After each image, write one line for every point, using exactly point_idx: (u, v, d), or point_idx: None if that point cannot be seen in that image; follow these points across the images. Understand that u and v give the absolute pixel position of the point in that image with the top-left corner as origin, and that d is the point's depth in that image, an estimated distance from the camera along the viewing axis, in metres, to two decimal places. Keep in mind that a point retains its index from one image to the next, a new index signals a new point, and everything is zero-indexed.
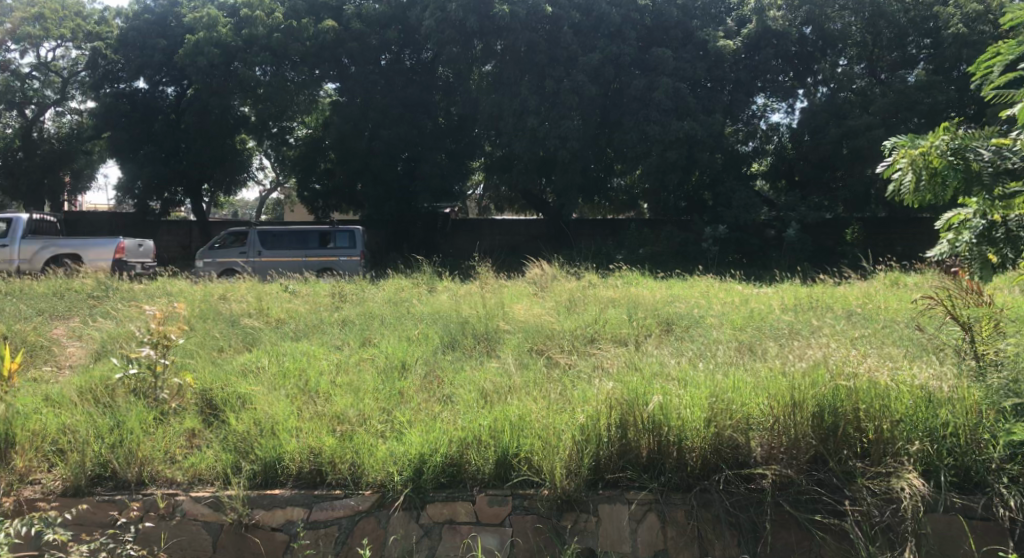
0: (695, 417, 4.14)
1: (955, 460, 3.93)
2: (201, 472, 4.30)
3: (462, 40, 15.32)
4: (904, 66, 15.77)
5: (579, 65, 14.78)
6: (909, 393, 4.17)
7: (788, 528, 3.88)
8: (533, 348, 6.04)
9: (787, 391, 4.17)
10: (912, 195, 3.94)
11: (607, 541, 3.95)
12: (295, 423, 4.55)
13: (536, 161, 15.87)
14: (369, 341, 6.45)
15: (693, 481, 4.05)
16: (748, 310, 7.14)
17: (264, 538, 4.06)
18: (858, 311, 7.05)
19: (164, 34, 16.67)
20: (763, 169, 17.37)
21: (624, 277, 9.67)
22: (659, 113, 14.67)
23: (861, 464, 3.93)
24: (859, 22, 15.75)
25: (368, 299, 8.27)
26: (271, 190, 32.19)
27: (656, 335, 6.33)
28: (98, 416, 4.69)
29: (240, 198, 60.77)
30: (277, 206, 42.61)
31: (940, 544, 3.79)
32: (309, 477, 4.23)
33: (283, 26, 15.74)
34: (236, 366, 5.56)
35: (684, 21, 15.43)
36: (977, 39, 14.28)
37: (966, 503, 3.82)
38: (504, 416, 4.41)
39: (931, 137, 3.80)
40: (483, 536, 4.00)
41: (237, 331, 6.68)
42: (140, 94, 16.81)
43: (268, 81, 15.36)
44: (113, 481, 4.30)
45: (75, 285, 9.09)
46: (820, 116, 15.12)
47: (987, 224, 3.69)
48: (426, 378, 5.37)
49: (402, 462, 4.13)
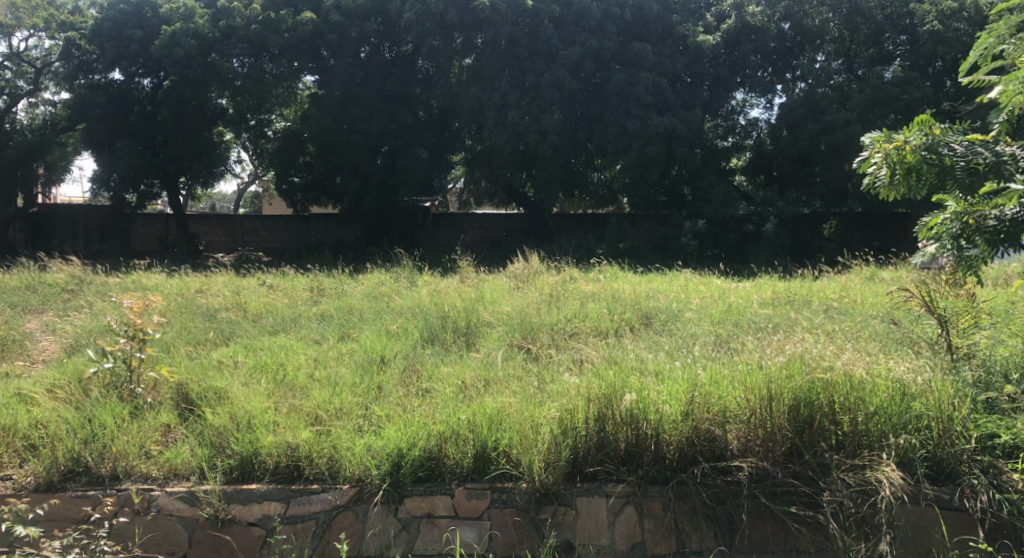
0: (672, 411, 4.17)
1: (929, 451, 4.01)
2: (177, 468, 4.25)
3: (442, 33, 15.31)
4: (881, 62, 15.78)
5: (559, 59, 14.88)
6: (883, 386, 4.22)
7: (764, 520, 3.93)
8: (515, 341, 6.04)
9: (764, 383, 4.20)
10: (887, 188, 4.05)
11: (585, 534, 3.97)
12: (272, 418, 4.50)
13: (516, 156, 15.86)
14: (348, 335, 6.43)
15: (671, 474, 4.07)
16: (725, 304, 7.19)
17: (240, 533, 4.04)
18: (836, 306, 7.10)
19: (141, 25, 16.39)
20: (741, 164, 17.70)
21: (605, 272, 9.64)
22: (638, 107, 14.69)
23: (836, 456, 3.97)
24: (837, 18, 15.73)
25: (347, 293, 8.24)
26: (249, 183, 31.95)
27: (635, 329, 6.40)
28: (71, 412, 4.62)
29: (220, 194, 60.88)
30: (256, 201, 42.39)
31: (914, 535, 3.85)
32: (286, 473, 4.20)
33: (261, 17, 15.55)
34: (211, 361, 5.48)
35: (664, 17, 15.52)
36: (953, 36, 14.44)
37: (938, 494, 3.89)
38: (483, 409, 4.42)
39: (906, 132, 3.95)
40: (461, 530, 3.99)
41: (215, 326, 6.63)
42: (115, 85, 16.44)
43: (245, 74, 15.24)
44: (86, 477, 4.26)
45: (49, 279, 8.93)
46: (799, 112, 15.26)
47: (962, 225, 3.79)
48: (405, 371, 5.37)
49: (381, 457, 4.12)
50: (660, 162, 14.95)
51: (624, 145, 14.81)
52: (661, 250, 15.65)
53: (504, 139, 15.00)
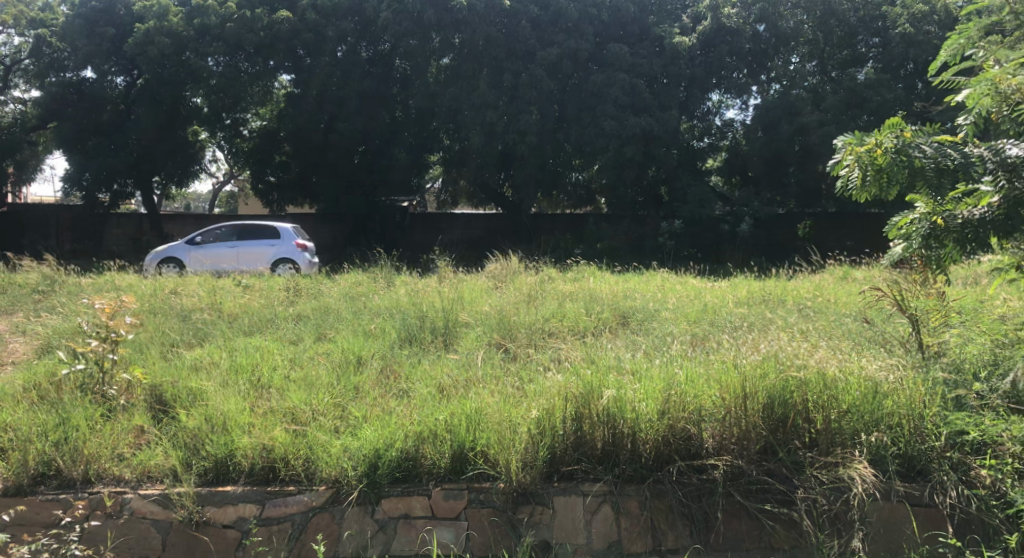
0: (649, 410, 4.20)
1: (901, 448, 4.07)
2: (150, 470, 4.20)
3: (420, 33, 15.27)
4: (853, 64, 16.00)
5: (537, 60, 14.92)
6: (856, 383, 4.29)
7: (739, 518, 3.97)
8: (493, 340, 6.05)
9: (739, 382, 4.24)
10: (859, 190, 4.14)
11: (561, 533, 3.99)
12: (247, 419, 4.45)
13: (494, 156, 15.89)
14: (324, 336, 6.38)
15: (647, 473, 4.10)
16: (701, 304, 7.25)
17: (215, 536, 4.00)
18: (809, 305, 7.18)
19: (113, 22, 16.08)
20: (717, 165, 17.81)
21: (582, 271, 9.73)
22: (616, 108, 14.80)
23: (809, 454, 4.04)
24: (810, 20, 15.90)
25: (324, 293, 8.18)
26: (224, 183, 31.56)
27: (612, 328, 6.45)
28: (42, 414, 4.53)
29: (193, 195, 59.97)
30: (230, 201, 41.87)
31: (885, 530, 3.92)
32: (262, 474, 4.17)
33: (236, 16, 15.32)
34: (186, 362, 5.43)
35: (641, 18, 15.66)
36: (924, 39, 14.69)
37: (910, 491, 3.95)
38: (460, 409, 4.41)
39: (877, 135, 4.00)
40: (438, 530, 3.99)
41: (191, 327, 6.55)
42: (87, 84, 16.17)
43: (220, 73, 15.09)
44: (57, 480, 4.20)
45: (19, 280, 8.76)
46: (774, 113, 15.45)
47: (931, 225, 3.87)
48: (382, 372, 5.35)
49: (357, 458, 4.08)
50: (637, 163, 15.06)
51: (602, 145, 14.91)
52: (638, 250, 15.77)
53: (482, 139, 15.02)
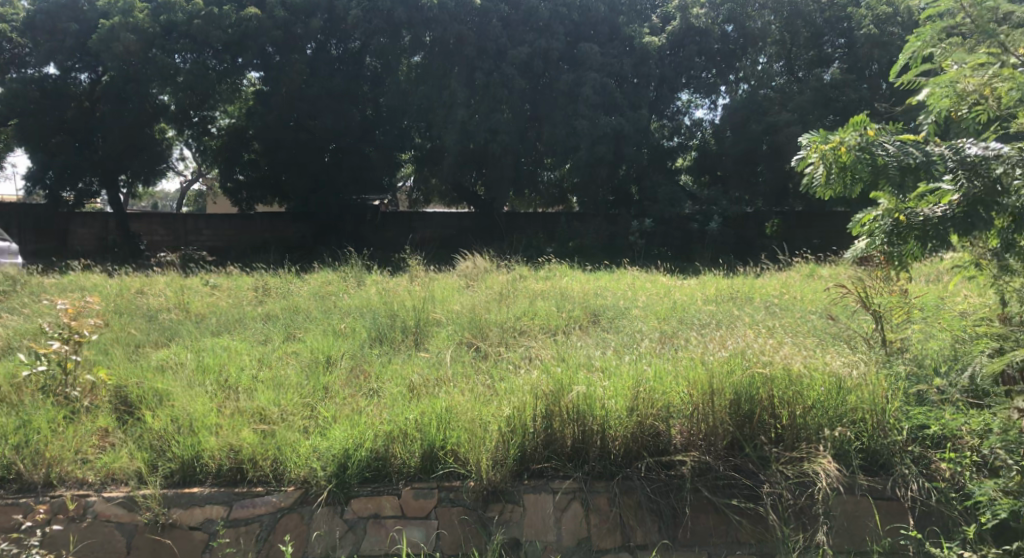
0: (618, 407, 4.24)
1: (864, 442, 4.16)
2: (114, 472, 4.13)
3: (391, 31, 15.18)
4: (820, 64, 16.24)
5: (509, 58, 14.92)
6: (820, 379, 4.37)
7: (706, 513, 4.02)
8: (463, 339, 6.05)
9: (706, 378, 4.30)
10: (824, 186, 4.23)
11: (532, 530, 4.00)
12: (215, 420, 4.41)
13: (466, 154, 15.88)
14: (293, 336, 6.33)
15: (616, 470, 4.14)
16: (670, 302, 7.31)
17: (181, 538, 3.95)
18: (776, 302, 7.27)
19: (76, 17, 15.64)
20: (687, 164, 17.95)
21: (553, 270, 9.77)
22: (587, 107, 14.86)
23: (775, 449, 4.11)
24: (778, 21, 16.11)
25: (293, 293, 8.11)
26: (192, 182, 31.12)
27: (582, 326, 6.49)
28: (2, 417, 4.45)
29: (161, 195, 59.03)
30: (199, 200, 41.29)
31: (849, 523, 3.99)
32: (230, 475, 4.13)
33: (204, 12, 15.08)
34: (152, 363, 5.35)
35: (611, 17, 15.74)
36: (888, 40, 14.96)
37: (872, 484, 4.04)
38: (430, 408, 4.41)
39: (841, 133, 4.05)
40: (408, 530, 3.99)
41: (157, 327, 6.46)
42: (50, 80, 15.68)
43: (188, 69, 14.87)
44: (17, 484, 4.12)
45: None
46: (742, 112, 15.64)
47: (894, 222, 4.01)
48: (351, 372, 5.32)
49: (327, 458, 4.07)
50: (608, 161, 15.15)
51: (573, 144, 14.96)
52: (610, 248, 15.87)
53: (453, 137, 15.00)
